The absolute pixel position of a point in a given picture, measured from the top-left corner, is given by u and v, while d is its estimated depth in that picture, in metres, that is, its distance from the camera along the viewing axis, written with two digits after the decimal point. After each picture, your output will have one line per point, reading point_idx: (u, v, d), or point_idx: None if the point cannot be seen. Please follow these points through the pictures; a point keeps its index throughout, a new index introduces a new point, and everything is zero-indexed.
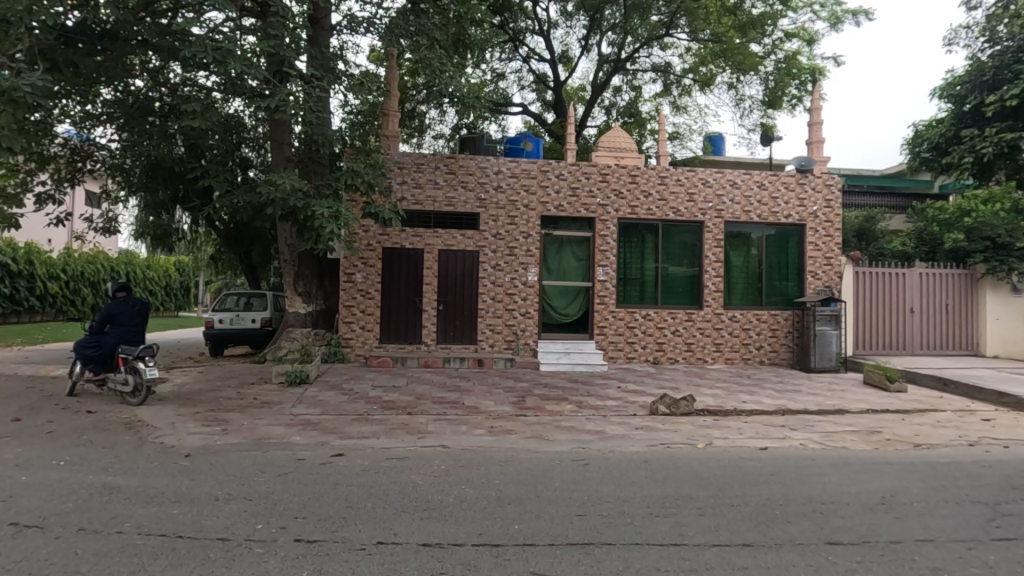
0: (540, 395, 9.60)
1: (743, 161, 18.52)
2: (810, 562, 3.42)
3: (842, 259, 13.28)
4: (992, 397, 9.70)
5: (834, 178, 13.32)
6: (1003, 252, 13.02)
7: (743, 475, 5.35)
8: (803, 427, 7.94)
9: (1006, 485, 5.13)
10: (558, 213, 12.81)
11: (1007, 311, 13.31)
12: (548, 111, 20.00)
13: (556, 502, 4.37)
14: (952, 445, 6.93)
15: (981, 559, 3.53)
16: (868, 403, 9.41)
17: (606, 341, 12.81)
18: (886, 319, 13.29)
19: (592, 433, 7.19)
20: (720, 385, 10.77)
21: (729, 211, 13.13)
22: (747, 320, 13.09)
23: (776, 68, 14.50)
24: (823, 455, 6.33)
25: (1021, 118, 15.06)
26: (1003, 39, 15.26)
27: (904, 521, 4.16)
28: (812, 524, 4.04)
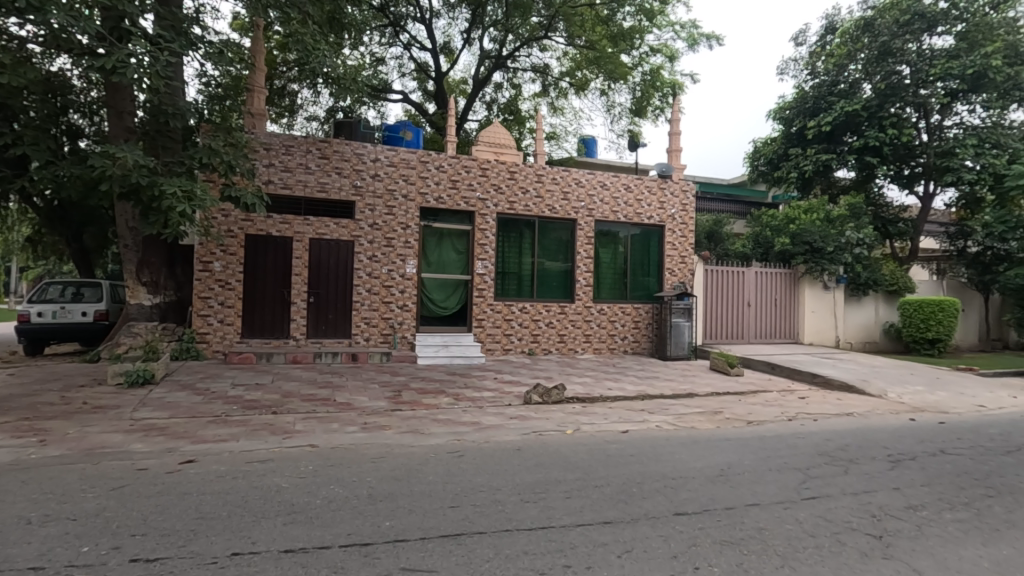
0: (417, 388, 9.50)
1: (612, 164, 19.77)
2: (661, 533, 3.77)
3: (695, 258, 14.72)
4: (807, 378, 11.44)
5: (689, 185, 14.72)
6: (819, 256, 15.25)
7: (607, 457, 5.75)
8: (659, 410, 8.73)
9: (815, 453, 6.09)
10: (438, 205, 12.71)
11: (821, 305, 15.72)
12: (429, 101, 19.74)
13: (429, 495, 4.36)
14: (776, 421, 8.07)
15: (794, 516, 4.15)
16: (713, 387, 10.60)
17: (484, 334, 13.00)
18: (729, 311, 15.03)
19: (468, 425, 7.27)
20: (589, 374, 11.46)
21: (599, 210, 13.96)
22: (614, 313, 14.05)
23: (642, 79, 15.59)
24: (674, 435, 7.01)
25: (833, 143, 17.85)
26: (821, 73, 17.93)
27: (738, 490, 4.75)
28: (663, 499, 4.45)
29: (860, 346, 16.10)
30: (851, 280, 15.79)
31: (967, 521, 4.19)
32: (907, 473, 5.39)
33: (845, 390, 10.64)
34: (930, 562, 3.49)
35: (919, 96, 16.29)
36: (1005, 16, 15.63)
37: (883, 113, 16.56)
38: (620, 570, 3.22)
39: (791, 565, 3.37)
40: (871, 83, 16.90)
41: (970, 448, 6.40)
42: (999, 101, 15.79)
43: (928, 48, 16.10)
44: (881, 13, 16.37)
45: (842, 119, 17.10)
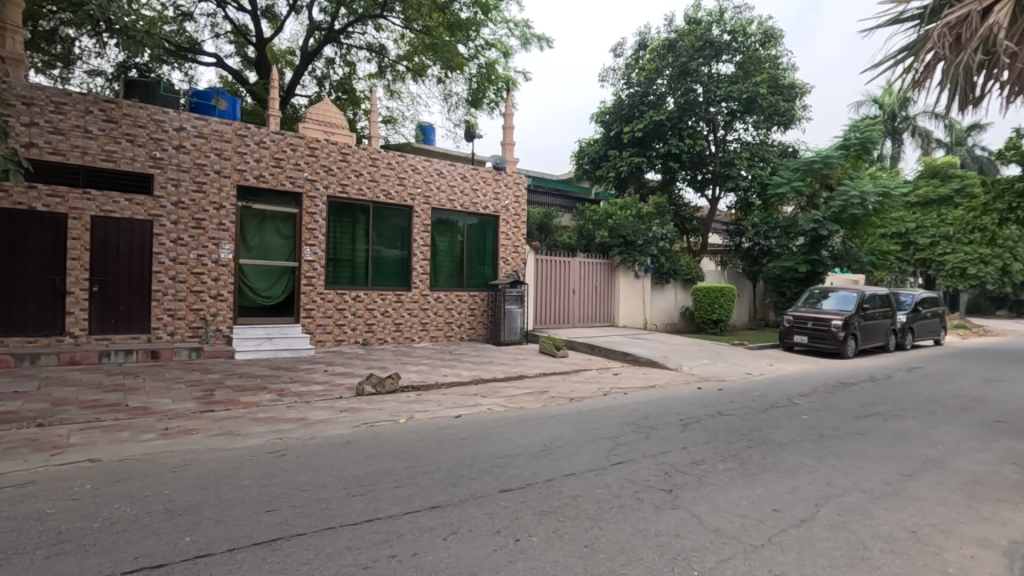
0: (234, 386, 8.60)
1: (450, 153, 19.85)
2: (486, 511, 3.93)
3: (526, 248, 15.48)
4: (621, 356, 12.81)
5: (521, 178, 15.38)
6: (631, 248, 17.15)
7: (438, 443, 5.81)
8: (491, 393, 9.06)
9: (623, 423, 6.85)
10: (259, 184, 11.56)
11: (632, 292, 17.70)
12: (249, 69, 17.82)
13: (242, 502, 3.98)
14: (593, 396, 8.91)
15: (604, 481, 4.62)
16: (541, 368, 11.32)
17: (313, 324, 12.22)
18: (556, 298, 16.16)
19: (293, 421, 6.79)
20: (425, 362, 11.45)
21: (435, 198, 13.93)
22: (450, 301, 14.19)
23: (478, 71, 15.83)
24: (504, 416, 7.34)
25: (644, 147, 20.07)
26: (635, 84, 19.98)
27: (557, 462, 5.14)
28: (490, 478, 4.64)
29: (663, 328, 18.47)
30: (657, 270, 17.97)
31: (733, 468, 5.07)
32: (693, 434, 6.33)
33: (650, 366, 12.15)
34: (706, 506, 4.15)
35: (709, 113, 19.04)
36: (771, 52, 18.87)
37: (682, 125, 19.06)
38: (446, 552, 3.28)
39: (600, 524, 3.74)
40: (673, 98, 19.29)
41: (738, 408, 7.76)
42: (766, 123, 19.13)
43: (716, 73, 18.85)
44: (682, 36, 18.84)
45: (651, 127, 19.32)
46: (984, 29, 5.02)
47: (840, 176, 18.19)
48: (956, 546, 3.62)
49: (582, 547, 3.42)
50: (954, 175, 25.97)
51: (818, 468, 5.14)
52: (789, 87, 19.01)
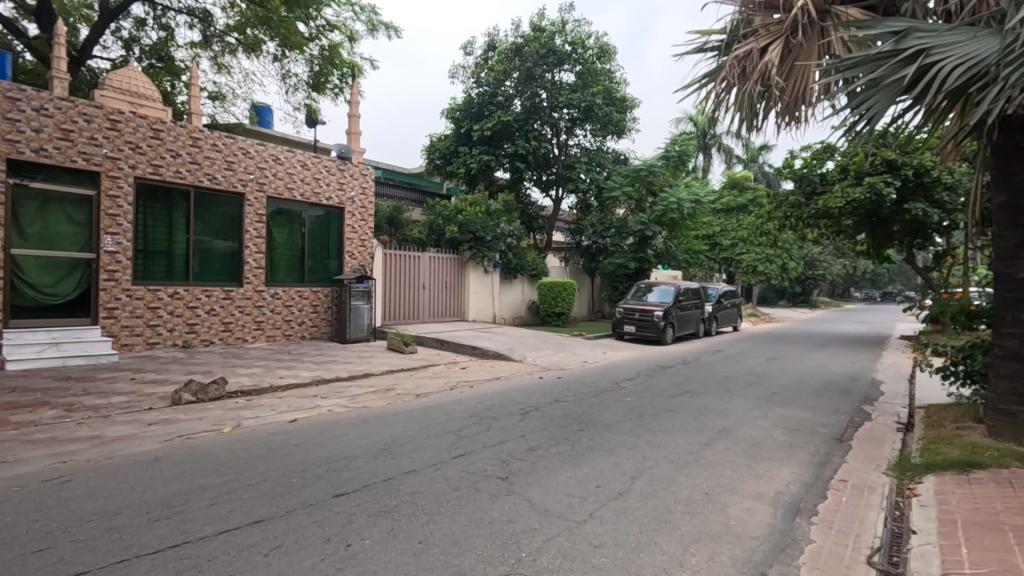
0: (2, 402, 7.06)
1: (289, 137, 18.38)
2: (316, 519, 3.71)
3: (374, 242, 14.92)
4: (469, 350, 13.02)
5: (368, 169, 14.80)
6: (480, 244, 17.50)
7: (267, 451, 5.36)
8: (333, 394, 8.62)
9: (467, 416, 6.96)
10: (39, 158, 9.63)
11: (482, 287, 18.08)
12: (26, 18, 14.70)
13: (1, 543, 3.27)
14: (440, 391, 8.93)
15: (444, 476, 4.64)
16: (388, 365, 11.07)
17: (117, 326, 10.53)
18: (405, 293, 15.89)
19: (84, 440, 5.78)
20: (258, 363, 10.51)
21: (270, 186, 12.80)
22: (289, 297, 13.16)
23: (320, 53, 14.79)
24: (345, 417, 7.01)
25: (493, 146, 20.56)
26: (484, 83, 20.35)
27: (397, 461, 5.04)
28: (324, 483, 4.40)
29: (511, 321, 19.15)
30: (505, 265, 18.56)
31: (564, 451, 5.43)
32: (531, 421, 6.67)
33: (496, 358, 12.53)
34: (538, 489, 4.38)
35: (553, 118, 20.11)
36: (606, 66, 20.48)
37: (528, 127, 19.89)
38: (266, 569, 3.04)
39: (435, 519, 3.76)
40: (520, 100, 20.02)
41: (573, 395, 8.34)
42: (602, 132, 20.74)
43: (559, 80, 19.95)
44: (528, 42, 19.64)
45: (499, 126, 19.85)
46: (763, 64, 5.98)
47: (662, 183, 20.46)
48: (737, 501, 4.29)
49: (416, 543, 3.40)
50: (748, 187, 30.70)
51: (637, 444, 5.72)
52: (621, 100, 20.81)
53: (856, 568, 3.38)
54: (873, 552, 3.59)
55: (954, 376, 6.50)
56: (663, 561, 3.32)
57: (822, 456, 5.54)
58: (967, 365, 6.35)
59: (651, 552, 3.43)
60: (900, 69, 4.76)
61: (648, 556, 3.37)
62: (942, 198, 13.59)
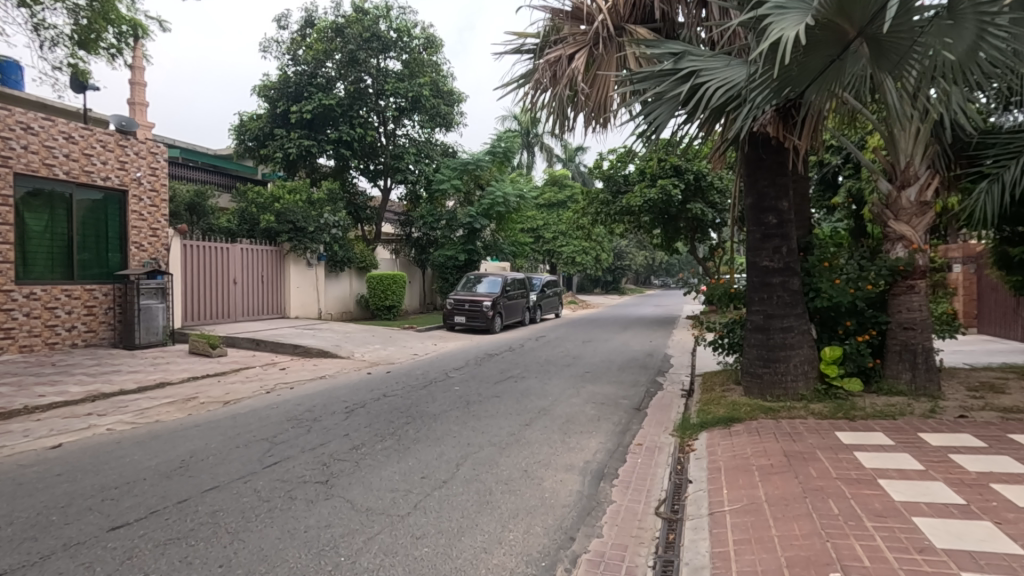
0: None
1: (48, 103, 15.03)
2: (83, 561, 3.11)
3: (169, 231, 12.94)
4: (289, 349, 12.07)
5: (159, 147, 12.80)
6: (301, 235, 16.28)
7: (15, 487, 4.35)
8: (115, 410, 7.32)
9: (284, 420, 6.44)
10: None
11: (304, 281, 16.87)
12: None
13: None
14: (253, 396, 8.14)
15: (253, 488, 4.23)
16: (190, 371, 9.76)
17: None
18: (212, 290, 14.15)
19: None
20: (6, 381, 8.48)
21: (19, 160, 10.33)
22: (52, 297, 10.81)
23: (87, 4, 12.07)
24: (130, 435, 6.01)
25: (313, 130, 19.21)
26: (301, 62, 18.91)
27: (195, 478, 4.46)
28: (96, 517, 3.71)
29: (338, 316, 18.18)
30: (330, 257, 17.51)
31: (389, 446, 5.32)
32: (356, 419, 6.42)
33: (321, 356, 11.80)
34: (360, 489, 4.24)
35: (379, 105, 19.46)
36: (433, 57, 20.41)
37: (353, 113, 19.01)
38: None
39: (241, 537, 3.41)
40: (343, 84, 19.02)
41: (402, 388, 8.24)
42: (429, 123, 20.64)
43: (384, 67, 19.34)
44: (350, 24, 18.72)
45: (320, 110, 18.61)
46: (570, 71, 6.49)
47: (489, 178, 21.12)
48: (552, 475, 4.63)
49: (216, 568, 3.05)
50: (567, 184, 33.19)
51: (462, 432, 5.84)
52: (448, 92, 20.94)
53: (645, 520, 3.87)
54: (659, 503, 4.15)
55: (722, 347, 7.80)
56: (482, 541, 3.44)
57: (624, 425, 6.25)
58: (731, 338, 7.66)
59: (471, 534, 3.53)
60: (678, 86, 5.51)
61: (469, 539, 3.47)
62: (715, 200, 16.21)
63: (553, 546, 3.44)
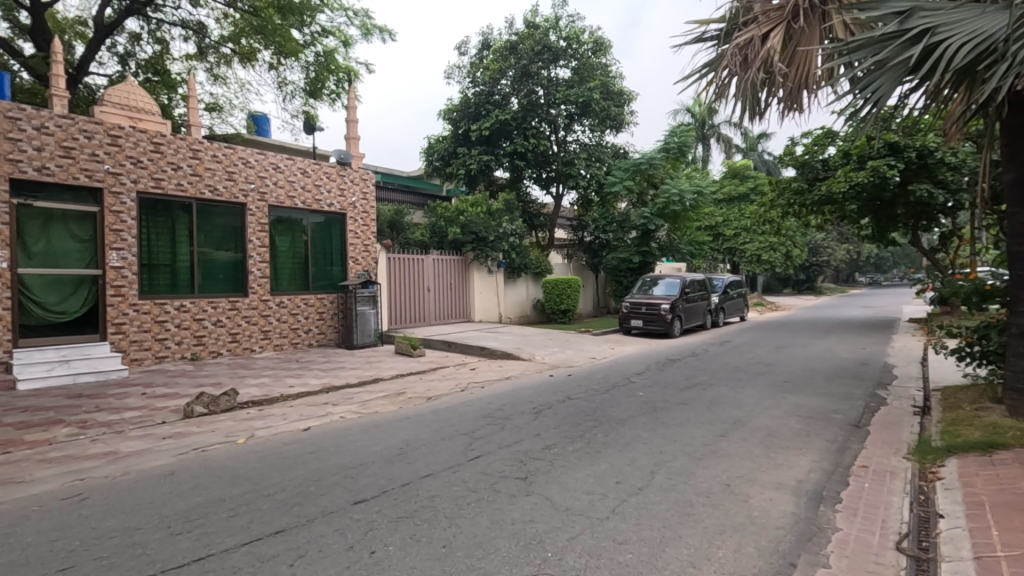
0: (16, 422, 7.07)
1: (288, 145, 18.34)
2: (337, 527, 3.68)
3: (377, 247, 14.89)
4: (478, 351, 13.00)
5: (368, 174, 14.77)
6: (483, 245, 17.42)
7: (282, 460, 5.36)
8: (343, 401, 8.60)
9: (479, 417, 6.93)
10: (41, 177, 9.62)
11: (486, 286, 18.04)
12: (23, 39, 14.86)
13: (27, 563, 3.27)
14: (451, 393, 8.92)
15: (462, 478, 4.61)
16: (397, 370, 11.06)
17: (126, 341, 10.53)
18: (410, 297, 15.86)
19: (99, 457, 5.73)
20: (267, 373, 10.50)
21: (272, 194, 12.80)
22: (295, 305, 13.15)
23: (315, 59, 14.70)
24: (358, 423, 6.99)
25: (491, 146, 20.47)
26: (480, 83, 20.27)
27: (412, 465, 5.01)
28: (341, 491, 4.37)
29: (517, 320, 19.12)
30: (509, 265, 18.50)
31: (580, 449, 5.39)
32: (544, 420, 6.63)
33: (505, 358, 12.49)
34: (558, 488, 4.35)
35: (550, 115, 20.06)
36: (602, 60, 20.42)
37: (526, 125, 19.83)
38: None
39: (457, 521, 3.73)
40: (517, 98, 19.92)
41: (586, 392, 8.32)
42: (599, 127, 20.67)
43: (554, 77, 19.89)
44: (522, 40, 19.59)
45: (497, 126, 19.78)
46: (765, 51, 5.90)
47: (664, 176, 20.42)
48: (758, 492, 4.25)
49: (440, 547, 3.37)
50: (749, 175, 30.71)
51: (652, 439, 5.68)
52: (618, 93, 20.77)
53: (884, 555, 3.33)
54: (900, 537, 3.55)
55: (969, 357, 6.42)
56: (689, 554, 3.29)
57: (841, 442, 5.49)
58: (983, 346, 6.26)
59: (675, 546, 3.40)
60: (906, 50, 4.69)
61: (674, 551, 3.34)
62: (946, 178, 13.48)
63: (771, 570, 3.14)
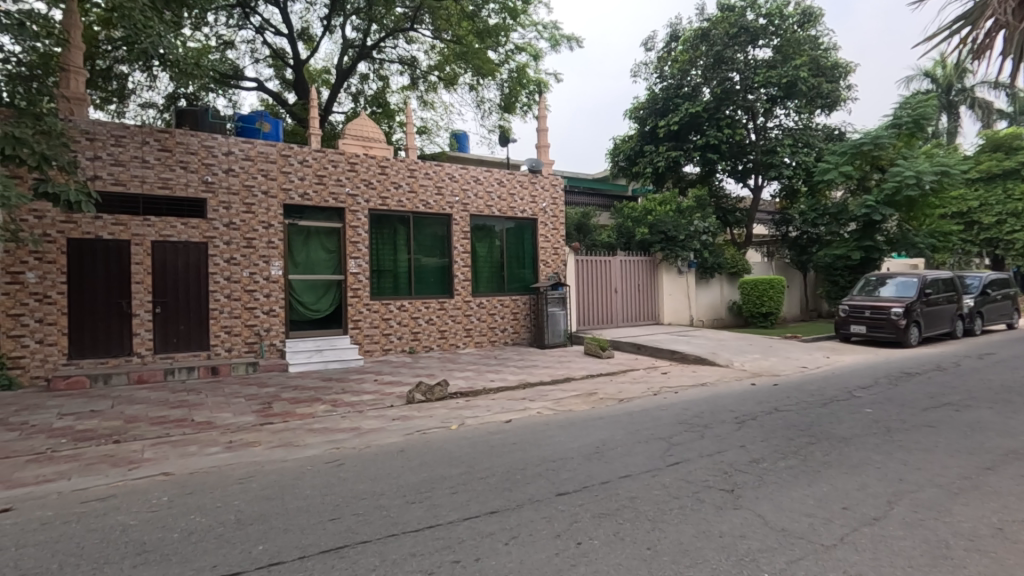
0: (289, 398, 8.88)
1: (484, 158, 19.90)
2: (544, 515, 3.91)
3: (566, 250, 15.37)
4: (668, 354, 12.58)
5: (558, 179, 15.32)
6: (673, 244, 16.74)
7: (490, 448, 5.85)
8: (539, 397, 9.04)
9: (675, 422, 6.71)
10: (303, 201, 11.94)
11: (676, 288, 17.33)
12: (288, 91, 18.62)
13: (307, 511, 4.11)
14: (643, 396, 8.78)
15: (662, 483, 4.53)
16: (587, 370, 11.25)
17: (361, 335, 12.48)
18: (598, 298, 15.98)
19: (347, 431, 6.91)
20: (471, 367, 11.55)
21: (473, 205, 14.03)
22: (493, 306, 14.23)
23: (509, 76, 15.79)
24: (554, 420, 7.30)
25: (680, 141, 19.61)
26: (668, 77, 19.57)
27: (611, 464, 5.07)
28: (545, 482, 4.63)
29: (710, 323, 18.02)
30: (701, 265, 17.54)
31: (795, 466, 4.89)
32: (749, 431, 6.15)
33: (699, 363, 11.87)
34: (770, 506, 4.01)
35: (747, 100, 18.45)
36: (810, 32, 18.25)
37: (720, 115, 18.53)
38: (509, 556, 3.29)
39: (661, 526, 3.68)
40: (709, 88, 18.78)
41: (796, 404, 7.49)
42: (808, 107, 18.44)
43: (753, 59, 18.30)
44: (715, 25, 18.36)
45: (687, 119, 18.89)
46: None
47: (893, 156, 17.38)
48: None
49: (645, 549, 3.36)
50: (1019, 147, 24.51)
51: (887, 464, 4.89)
52: (832, 68, 18.33)
53: None
54: None
55: None
56: None
57: None
58: None
59: None
60: None
61: None
62: None
63: None
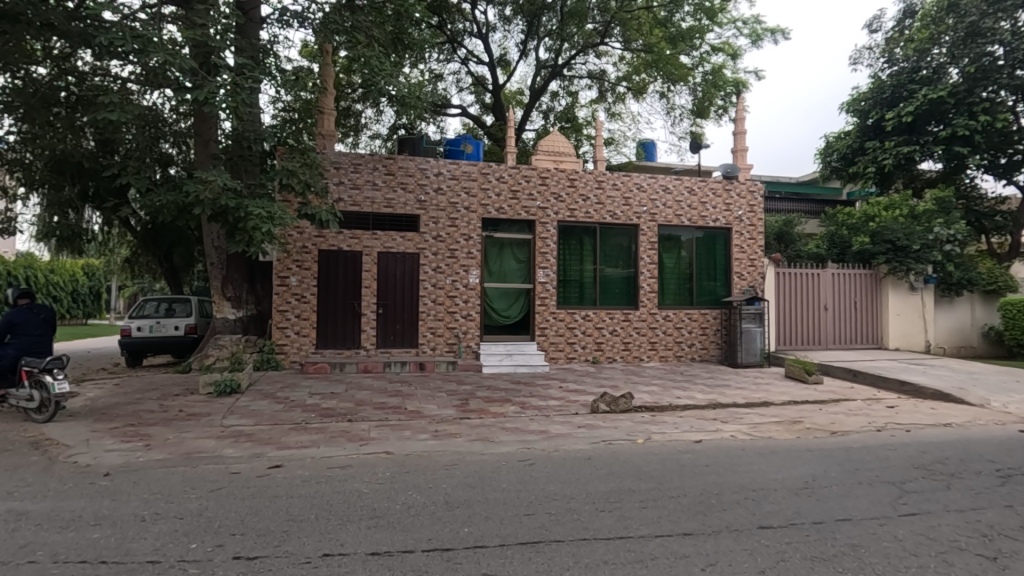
0: (483, 397, 9.61)
1: (673, 166, 19.26)
2: (745, 546, 3.63)
3: (764, 261, 14.10)
4: (895, 386, 10.69)
5: (757, 185, 14.15)
6: (902, 254, 14.24)
7: (680, 467, 5.61)
8: (733, 420, 8.39)
9: (909, 466, 5.67)
10: (499, 215, 12.87)
11: (907, 307, 14.63)
12: (486, 114, 20.25)
13: (506, 503, 4.42)
14: (862, 431, 7.59)
15: (892, 534, 3.88)
16: (789, 395, 10.10)
17: (547, 342, 12.97)
18: (804, 316, 14.23)
19: (536, 433, 7.25)
20: (655, 382, 11.21)
21: (661, 215, 13.67)
22: (679, 319, 13.66)
23: (703, 79, 15.09)
24: (751, 446, 6.72)
25: (915, 134, 16.52)
26: (900, 61, 16.73)
27: (825, 503, 4.50)
28: (744, 511, 4.29)
29: (954, 350, 14.87)
30: (942, 280, 14.60)
31: None
32: (1020, 489, 4.92)
33: (939, 399, 9.86)
34: None
35: (1016, 77, 14.88)
36: None
37: (972, 99, 15.27)
38: None
39: None
40: (959, 67, 15.58)
41: None
42: None
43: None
44: None
45: (926, 107, 15.84)
46: None
47: None
48: None
49: None
50: None
51: None
52: None
53: None
54: None
55: None
56: None
57: None
58: None
59: None
60: None
61: None
62: None
63: None
